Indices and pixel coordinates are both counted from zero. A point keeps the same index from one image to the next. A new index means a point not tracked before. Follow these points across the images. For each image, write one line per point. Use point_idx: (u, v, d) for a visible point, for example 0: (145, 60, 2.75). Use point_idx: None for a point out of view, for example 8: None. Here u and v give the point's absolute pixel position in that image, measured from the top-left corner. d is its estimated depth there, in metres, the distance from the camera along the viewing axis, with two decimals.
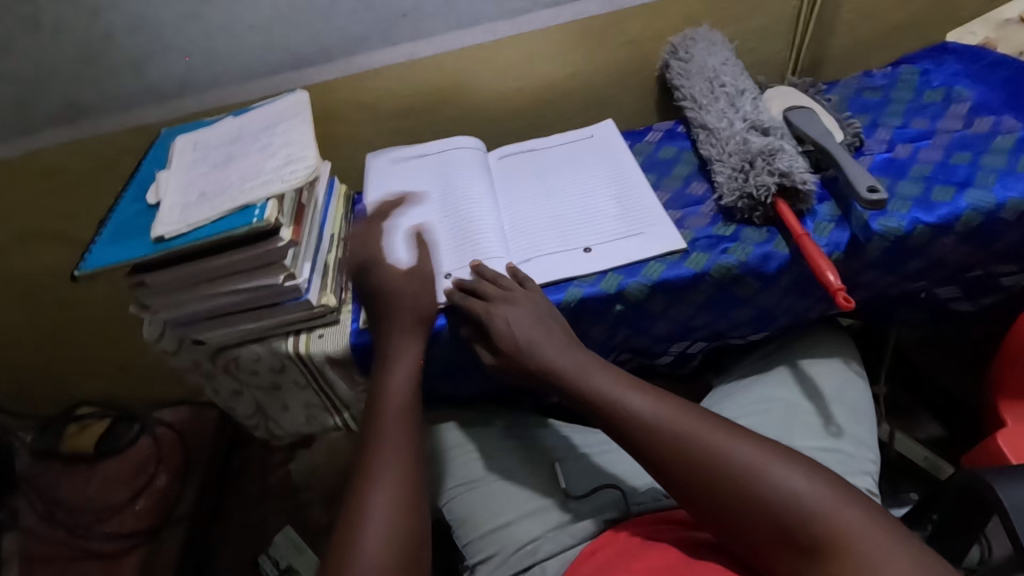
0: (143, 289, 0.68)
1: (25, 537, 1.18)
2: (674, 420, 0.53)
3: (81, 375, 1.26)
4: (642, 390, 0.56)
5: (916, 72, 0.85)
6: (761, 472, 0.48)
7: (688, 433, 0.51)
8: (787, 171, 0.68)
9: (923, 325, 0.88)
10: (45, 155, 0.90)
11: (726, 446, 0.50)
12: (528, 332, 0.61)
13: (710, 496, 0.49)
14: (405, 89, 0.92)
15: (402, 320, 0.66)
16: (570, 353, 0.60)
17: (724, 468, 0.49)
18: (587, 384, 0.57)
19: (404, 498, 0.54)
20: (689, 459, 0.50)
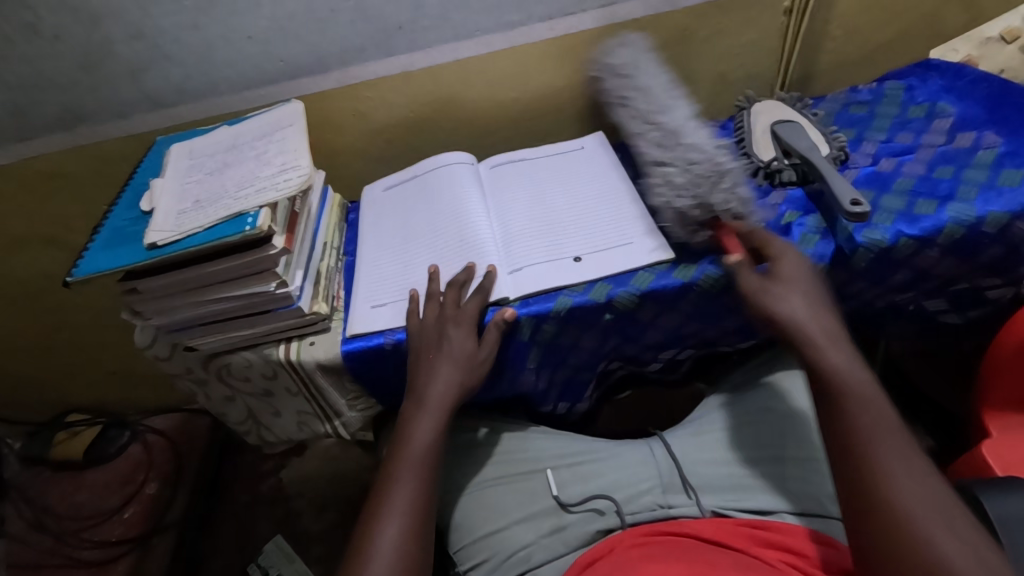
0: (135, 296, 0.68)
1: (13, 545, 1.17)
2: (877, 421, 0.53)
3: (74, 381, 1.25)
4: (864, 374, 0.56)
5: (901, 88, 0.86)
6: (928, 525, 0.46)
7: (882, 433, 0.52)
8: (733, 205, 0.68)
9: (911, 336, 0.89)
10: (41, 161, 0.91)
11: (904, 479, 0.49)
12: (807, 284, 0.62)
13: (862, 495, 0.50)
14: (400, 99, 0.93)
15: (445, 372, 0.66)
16: (822, 316, 0.60)
17: (888, 488, 0.49)
18: (805, 339, 0.59)
19: (405, 565, 0.55)
20: (865, 458, 0.51)
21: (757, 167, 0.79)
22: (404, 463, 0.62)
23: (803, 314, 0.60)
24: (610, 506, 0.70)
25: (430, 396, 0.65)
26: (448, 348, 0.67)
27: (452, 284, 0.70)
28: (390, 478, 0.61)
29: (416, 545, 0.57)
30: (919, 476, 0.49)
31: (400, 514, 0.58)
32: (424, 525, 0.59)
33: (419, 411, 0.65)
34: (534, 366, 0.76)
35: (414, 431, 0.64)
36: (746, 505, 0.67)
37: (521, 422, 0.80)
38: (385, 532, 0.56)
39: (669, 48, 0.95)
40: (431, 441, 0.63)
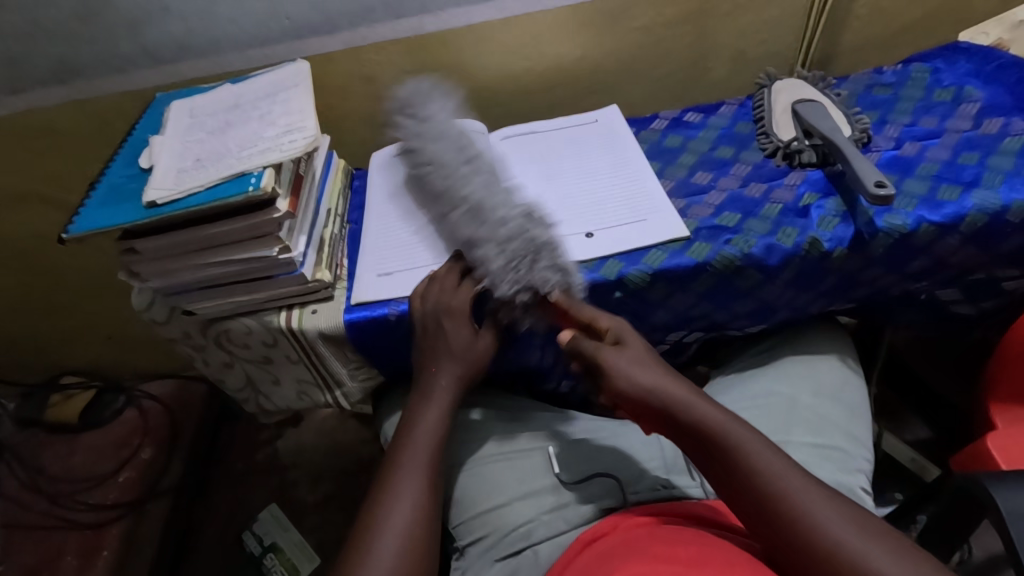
0: (133, 256, 0.66)
1: (6, 506, 1.17)
2: (761, 463, 0.52)
3: (69, 343, 1.24)
4: (730, 415, 0.55)
5: (927, 71, 0.84)
6: (865, 555, 0.46)
7: (772, 479, 0.51)
8: (533, 281, 0.63)
9: (921, 327, 0.87)
10: (36, 116, 0.88)
11: (820, 510, 0.49)
12: (642, 363, 0.59)
13: (800, 558, 0.48)
14: (408, 65, 0.90)
15: (448, 368, 0.66)
16: (679, 380, 0.58)
17: (811, 528, 0.48)
18: (665, 406, 0.56)
19: (415, 544, 0.55)
20: (775, 511, 0.50)
21: (776, 146, 0.77)
22: (410, 450, 0.61)
23: (663, 378, 0.57)
24: (612, 485, 0.69)
25: (433, 388, 0.65)
26: (453, 341, 0.66)
27: (453, 270, 0.68)
28: (396, 463, 0.61)
29: (424, 526, 0.56)
30: (831, 500, 0.50)
31: (410, 497, 0.58)
32: (432, 509, 0.58)
33: (423, 401, 0.65)
34: (539, 342, 0.74)
35: (422, 418, 0.64)
36: None
37: (523, 400, 0.80)
38: (393, 516, 0.56)
39: (689, 22, 0.92)
40: (439, 429, 0.64)
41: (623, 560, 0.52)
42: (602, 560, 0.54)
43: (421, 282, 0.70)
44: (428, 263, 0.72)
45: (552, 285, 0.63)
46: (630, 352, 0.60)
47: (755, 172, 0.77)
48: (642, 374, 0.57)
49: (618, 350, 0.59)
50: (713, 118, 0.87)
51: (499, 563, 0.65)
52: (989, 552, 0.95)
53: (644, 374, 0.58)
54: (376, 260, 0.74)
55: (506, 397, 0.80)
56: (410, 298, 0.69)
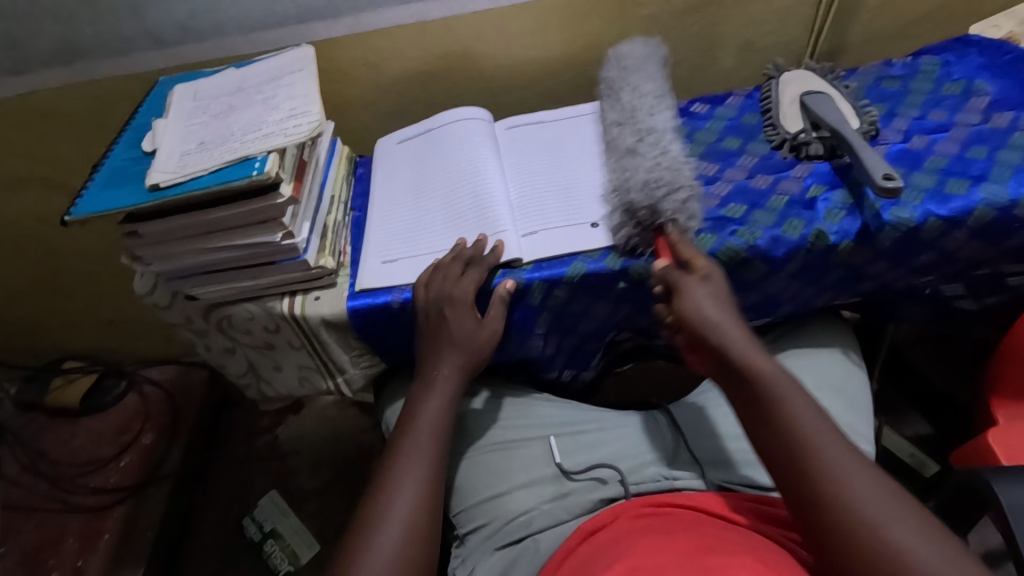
0: (136, 240, 0.65)
1: (7, 488, 1.17)
2: (802, 419, 0.52)
3: (70, 327, 1.24)
4: (783, 371, 0.55)
5: (937, 64, 0.83)
6: (885, 529, 0.46)
7: (807, 438, 0.51)
8: (678, 217, 0.65)
9: (924, 322, 0.87)
10: (38, 97, 0.87)
11: (853, 479, 0.48)
12: (702, 302, 0.59)
13: (816, 516, 0.48)
14: (413, 51, 0.89)
15: (450, 357, 0.66)
16: (735, 326, 0.58)
17: (835, 493, 0.48)
18: (716, 346, 0.57)
19: (418, 532, 0.55)
20: (806, 470, 0.50)
21: (783, 138, 0.77)
22: (415, 437, 0.61)
23: (718, 321, 0.58)
24: (613, 476, 0.69)
25: (435, 377, 0.66)
26: (456, 330, 0.66)
27: (456, 257, 0.67)
28: (400, 449, 0.61)
29: (427, 515, 0.56)
30: (866, 471, 0.49)
31: (413, 486, 0.58)
32: (435, 496, 0.58)
33: (426, 390, 0.65)
34: (542, 331, 0.74)
35: (426, 406, 0.64)
36: (751, 479, 0.67)
37: (525, 390, 0.80)
38: (398, 505, 0.56)
39: (697, 11, 0.91)
40: (442, 418, 0.64)
41: (624, 552, 0.52)
42: (604, 551, 0.54)
43: (424, 270, 0.69)
44: (431, 251, 0.71)
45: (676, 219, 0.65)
46: (705, 287, 0.60)
47: (762, 163, 0.77)
48: (710, 307, 0.59)
49: (699, 282, 0.61)
50: (720, 109, 0.86)
51: (498, 552, 0.65)
52: (986, 547, 0.95)
53: (710, 307, 0.59)
54: (379, 247, 0.74)
55: (507, 386, 0.79)
56: (410, 287, 0.69)
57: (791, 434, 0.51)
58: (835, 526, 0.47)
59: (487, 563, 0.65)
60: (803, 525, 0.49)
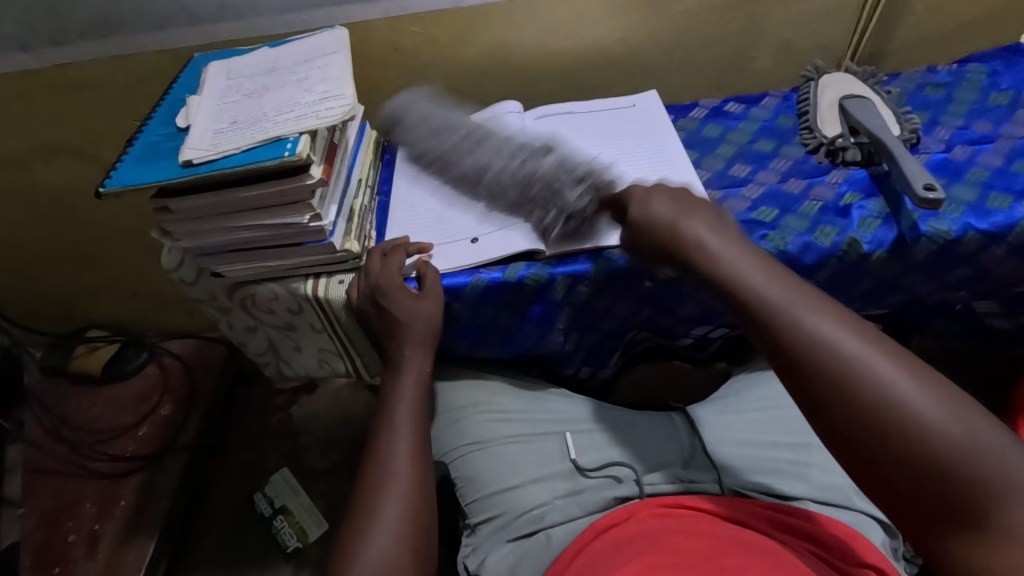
0: (166, 215, 0.66)
1: (30, 450, 1.21)
2: (768, 286, 0.48)
3: (96, 296, 1.26)
4: (747, 253, 0.52)
5: (984, 72, 0.81)
6: (874, 369, 0.41)
7: (778, 303, 0.47)
8: (591, 175, 0.69)
9: (954, 338, 0.85)
10: (74, 69, 0.88)
11: (824, 325, 0.44)
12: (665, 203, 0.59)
13: (800, 370, 0.44)
14: (446, 37, 0.88)
15: (413, 332, 0.65)
16: (708, 223, 0.56)
17: (843, 369, 0.42)
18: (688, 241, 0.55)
19: (412, 517, 0.55)
20: (803, 354, 0.44)
21: (820, 143, 0.75)
22: (393, 416, 0.62)
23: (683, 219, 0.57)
24: (629, 475, 0.68)
25: (406, 360, 0.66)
26: (399, 311, 0.65)
27: (376, 251, 0.70)
28: (381, 429, 0.62)
29: (418, 494, 0.57)
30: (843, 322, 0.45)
31: (401, 472, 0.58)
32: (422, 475, 0.59)
33: (397, 373, 0.65)
34: (563, 326, 0.74)
35: (400, 388, 0.64)
36: (769, 488, 0.66)
37: (543, 385, 0.79)
38: (392, 484, 0.57)
39: (736, 8, 0.90)
40: (418, 398, 0.64)
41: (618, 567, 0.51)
42: (615, 553, 0.54)
43: (459, 256, 0.70)
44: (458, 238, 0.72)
45: (601, 176, 0.69)
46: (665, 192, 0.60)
47: (795, 167, 0.75)
48: (676, 212, 0.58)
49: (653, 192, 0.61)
50: (755, 109, 0.85)
51: (511, 543, 0.66)
52: None
53: (677, 212, 0.58)
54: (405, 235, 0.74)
55: (521, 378, 0.80)
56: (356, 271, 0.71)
57: (772, 319, 0.46)
58: (818, 376, 0.43)
59: (499, 554, 0.65)
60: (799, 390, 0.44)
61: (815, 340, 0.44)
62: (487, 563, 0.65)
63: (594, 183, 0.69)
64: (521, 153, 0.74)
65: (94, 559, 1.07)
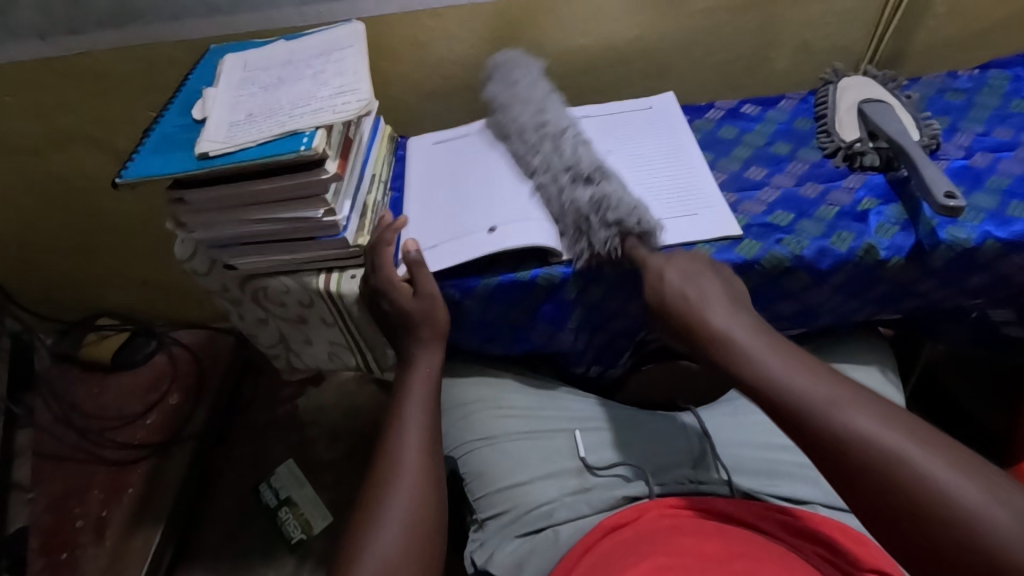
0: (181, 206, 0.66)
1: (40, 436, 1.22)
2: (782, 367, 0.49)
3: (107, 285, 1.26)
4: (756, 334, 0.52)
5: (1007, 78, 0.80)
6: (902, 451, 0.42)
7: (797, 388, 0.47)
8: (625, 221, 0.63)
9: (967, 346, 0.84)
10: (92, 58, 0.88)
11: (845, 409, 0.44)
12: (671, 275, 0.59)
13: (828, 457, 0.44)
14: (461, 33, 0.88)
15: (426, 328, 0.66)
16: (719, 299, 0.56)
17: (879, 456, 0.42)
18: (698, 321, 0.55)
19: (419, 512, 0.55)
20: (825, 442, 0.44)
21: (837, 147, 0.75)
22: (404, 411, 0.62)
23: (694, 292, 0.57)
24: (638, 474, 0.68)
25: (419, 358, 0.66)
26: (412, 306, 0.65)
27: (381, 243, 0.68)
28: (391, 424, 0.62)
29: (429, 487, 0.57)
30: (864, 404, 0.45)
31: (410, 466, 0.58)
32: (431, 470, 0.59)
33: (408, 370, 0.66)
34: (574, 326, 0.74)
35: (411, 383, 0.65)
36: (779, 491, 0.66)
37: (556, 383, 0.80)
38: (399, 480, 0.57)
39: (754, 8, 0.89)
40: (430, 392, 0.65)
41: (627, 567, 0.51)
42: (623, 553, 0.54)
43: (466, 255, 0.67)
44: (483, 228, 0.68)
45: (636, 224, 0.63)
46: (671, 260, 0.61)
47: (812, 171, 0.75)
48: (688, 288, 0.58)
49: (664, 261, 0.61)
50: (772, 111, 0.84)
51: (519, 539, 0.66)
52: None
53: (693, 294, 0.57)
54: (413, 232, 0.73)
55: (531, 376, 0.80)
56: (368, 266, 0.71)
57: (787, 405, 0.47)
58: (847, 464, 0.43)
59: (506, 550, 0.65)
60: (832, 474, 0.44)
61: (837, 426, 0.44)
62: (494, 559, 0.64)
63: (624, 230, 0.64)
64: (571, 171, 0.68)
65: (102, 545, 1.08)
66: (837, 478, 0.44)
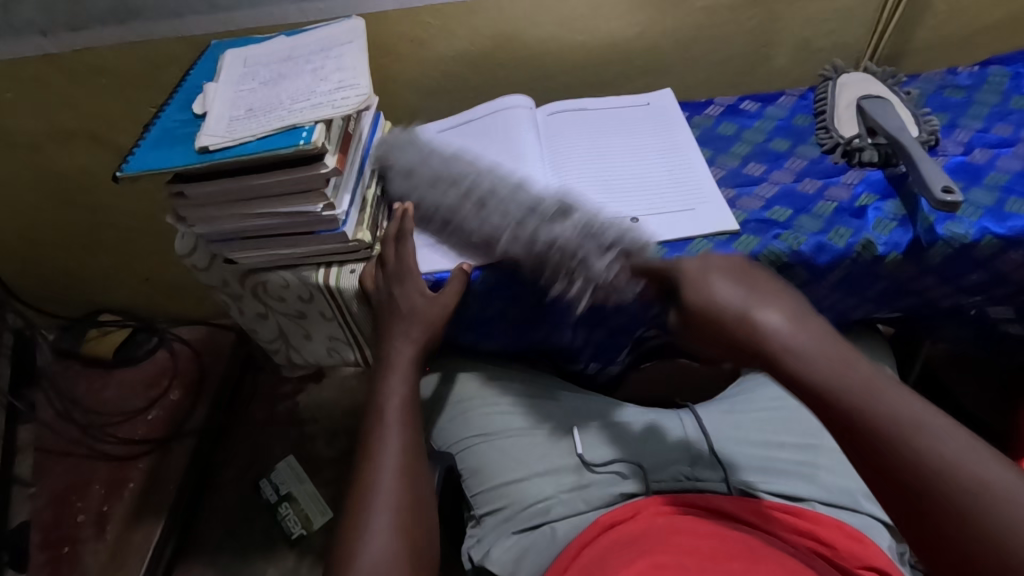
0: (181, 201, 0.66)
1: (42, 430, 1.23)
2: (866, 394, 0.42)
3: (108, 281, 1.27)
4: (825, 348, 0.45)
5: (1006, 76, 0.80)
6: (1018, 505, 0.36)
7: (890, 418, 0.40)
8: (620, 242, 0.62)
9: (967, 344, 0.84)
10: (93, 54, 0.89)
11: (949, 447, 0.39)
12: (718, 277, 0.51)
13: (935, 504, 0.38)
14: (462, 30, 0.88)
15: (409, 325, 0.66)
16: (775, 305, 0.48)
17: (963, 502, 0.37)
18: (755, 331, 0.47)
19: (406, 515, 0.55)
20: (929, 485, 0.38)
21: (836, 143, 0.75)
22: (388, 408, 0.62)
23: (746, 298, 0.49)
24: (635, 472, 0.68)
25: (397, 358, 0.65)
26: (410, 300, 0.66)
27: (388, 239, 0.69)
28: (376, 421, 0.61)
29: (408, 491, 0.57)
30: (967, 443, 0.39)
31: (392, 469, 0.57)
32: (415, 469, 0.59)
33: (386, 370, 0.65)
34: (573, 322, 0.74)
35: (388, 383, 0.64)
36: (774, 487, 0.66)
37: (555, 381, 0.79)
38: (382, 485, 0.56)
39: (754, 6, 0.89)
40: (408, 392, 0.64)
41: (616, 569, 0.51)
42: (614, 554, 0.54)
43: (472, 257, 0.69)
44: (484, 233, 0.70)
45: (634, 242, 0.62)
46: (708, 266, 0.54)
47: (810, 167, 0.75)
48: (739, 292, 0.50)
49: (699, 266, 0.54)
50: (771, 108, 0.84)
51: (516, 535, 0.66)
52: None
53: (747, 297, 0.49)
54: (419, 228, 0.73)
55: (529, 372, 0.80)
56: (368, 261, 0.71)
57: (882, 437, 0.40)
58: (956, 511, 0.37)
59: (503, 546, 0.66)
60: (932, 525, 0.38)
61: (947, 467, 0.38)
62: (491, 556, 0.65)
63: (623, 251, 0.62)
64: (559, 193, 0.67)
65: (103, 539, 1.09)
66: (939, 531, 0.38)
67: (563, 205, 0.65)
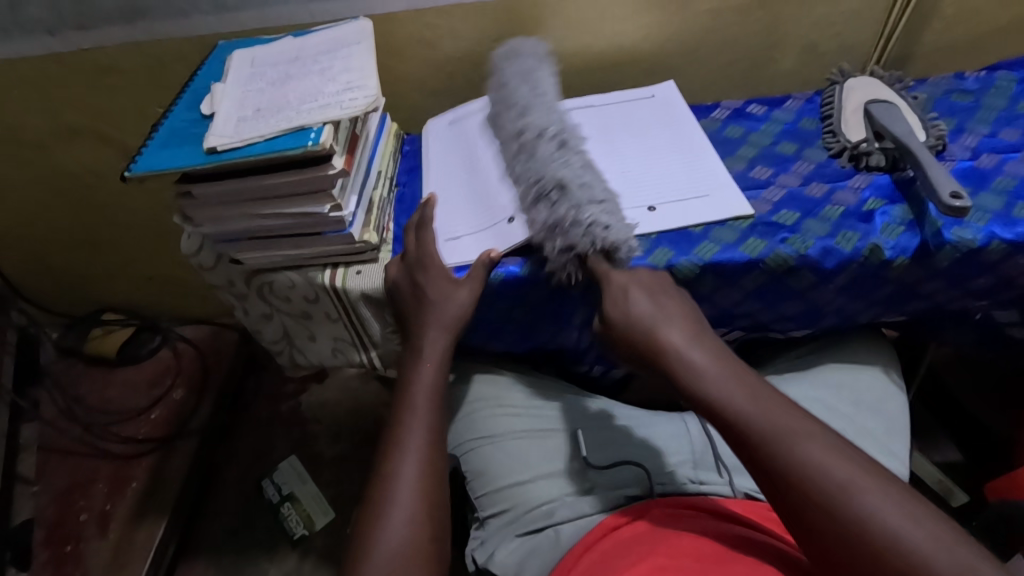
0: (188, 201, 0.67)
1: (45, 429, 1.23)
2: (746, 406, 0.51)
3: (112, 279, 1.27)
4: (718, 366, 0.54)
5: (1013, 80, 0.80)
6: (862, 502, 0.44)
7: (763, 424, 0.49)
8: (582, 245, 0.61)
9: (972, 348, 0.84)
10: (101, 53, 0.89)
11: (806, 447, 0.47)
12: (639, 296, 0.59)
13: (795, 500, 0.46)
14: (469, 31, 0.88)
15: (429, 317, 0.65)
16: (681, 325, 0.58)
17: (825, 487, 0.45)
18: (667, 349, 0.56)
19: (424, 511, 0.54)
20: (789, 482, 0.47)
21: (843, 147, 0.75)
22: (409, 401, 0.62)
23: (659, 319, 0.58)
24: (640, 475, 0.68)
25: (417, 350, 0.65)
26: (431, 292, 0.66)
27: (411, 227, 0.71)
28: (399, 414, 0.61)
29: (429, 488, 0.56)
30: (825, 446, 0.47)
31: (413, 460, 0.57)
32: (431, 466, 0.58)
33: (412, 360, 0.65)
34: (578, 324, 0.74)
35: (416, 374, 0.64)
36: None
37: (562, 384, 0.79)
38: (402, 478, 0.56)
39: (761, 9, 0.89)
40: (435, 384, 0.63)
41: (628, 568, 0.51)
42: (624, 554, 0.54)
43: (493, 245, 0.68)
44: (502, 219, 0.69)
45: (592, 246, 0.61)
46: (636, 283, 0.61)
47: (817, 171, 0.75)
48: (652, 310, 0.59)
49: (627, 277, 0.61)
50: (778, 111, 0.84)
51: (520, 538, 0.66)
52: None
53: (657, 314, 0.58)
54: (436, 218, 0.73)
55: (536, 373, 0.80)
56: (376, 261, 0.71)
57: (754, 442, 0.49)
58: (812, 509, 0.45)
59: (507, 549, 0.66)
60: (795, 519, 0.47)
61: (803, 465, 0.46)
62: (495, 559, 0.65)
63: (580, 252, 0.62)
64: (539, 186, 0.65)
65: (106, 538, 1.09)
66: (801, 525, 0.46)
67: (560, 187, 0.64)
